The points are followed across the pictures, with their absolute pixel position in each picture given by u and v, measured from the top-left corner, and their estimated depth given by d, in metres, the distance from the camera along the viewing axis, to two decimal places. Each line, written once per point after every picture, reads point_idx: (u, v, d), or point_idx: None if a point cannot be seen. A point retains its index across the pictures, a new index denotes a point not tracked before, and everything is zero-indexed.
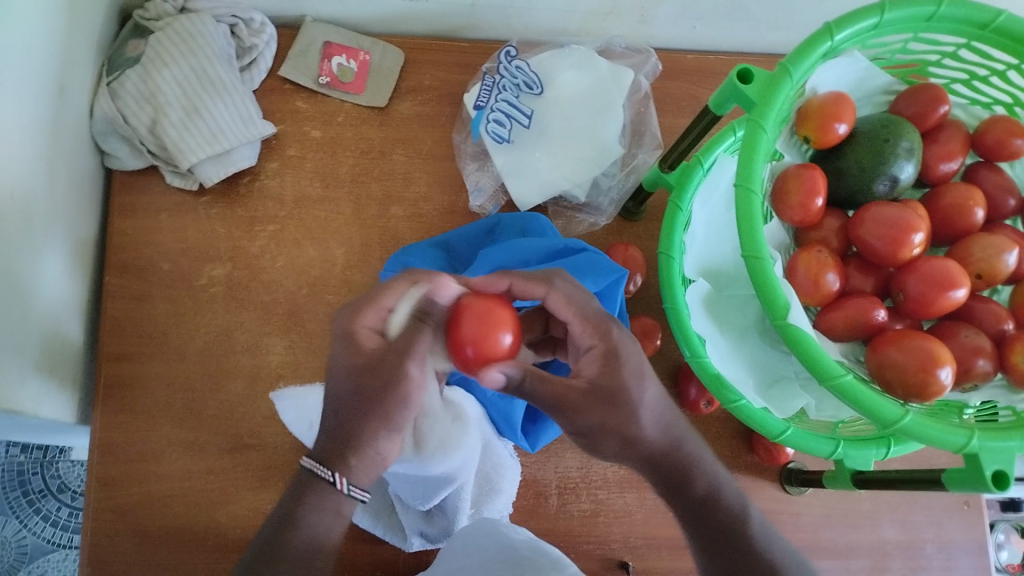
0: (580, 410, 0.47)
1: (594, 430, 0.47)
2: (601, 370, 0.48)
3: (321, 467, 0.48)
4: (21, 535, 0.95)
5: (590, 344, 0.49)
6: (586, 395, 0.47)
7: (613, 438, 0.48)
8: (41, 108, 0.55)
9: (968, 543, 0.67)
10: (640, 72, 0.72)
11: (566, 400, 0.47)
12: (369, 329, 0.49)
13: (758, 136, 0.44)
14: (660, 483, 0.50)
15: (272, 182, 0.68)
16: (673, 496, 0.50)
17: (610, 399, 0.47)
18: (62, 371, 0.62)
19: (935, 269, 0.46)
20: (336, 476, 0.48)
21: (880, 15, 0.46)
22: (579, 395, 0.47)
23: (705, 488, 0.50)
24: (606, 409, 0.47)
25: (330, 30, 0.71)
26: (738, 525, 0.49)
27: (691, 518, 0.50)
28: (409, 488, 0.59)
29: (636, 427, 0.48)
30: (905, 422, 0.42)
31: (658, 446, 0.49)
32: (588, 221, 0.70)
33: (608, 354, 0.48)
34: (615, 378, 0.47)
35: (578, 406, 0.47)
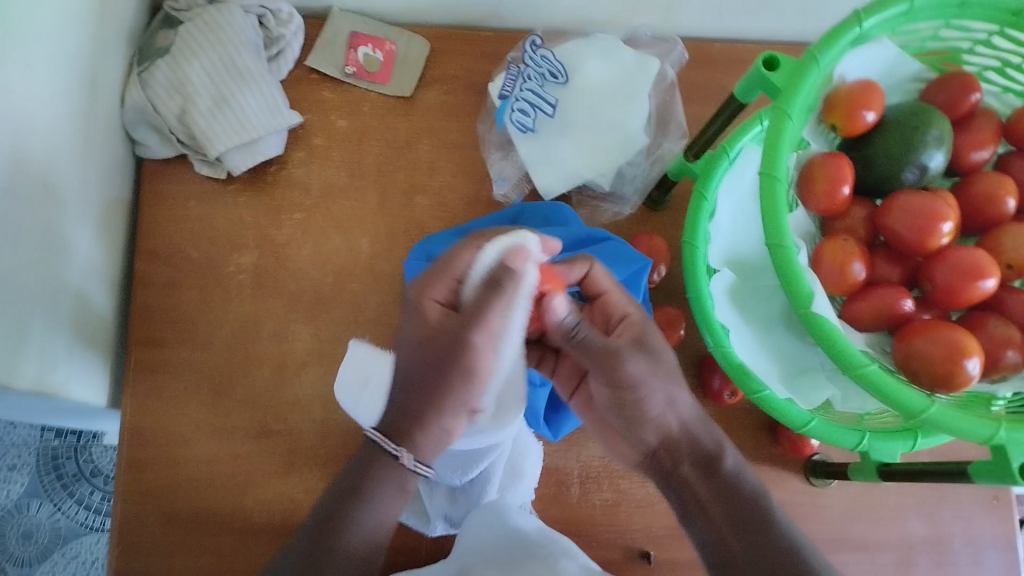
0: (633, 361, 0.49)
1: (641, 383, 0.49)
2: (640, 332, 0.50)
3: (386, 439, 0.48)
4: (55, 519, 0.97)
5: (623, 313, 0.52)
6: (636, 350, 0.49)
7: (658, 395, 0.49)
8: (74, 97, 0.56)
9: (996, 538, 0.66)
10: (666, 60, 0.71)
11: (616, 357, 0.48)
12: (435, 301, 0.49)
13: (784, 124, 0.44)
14: (689, 461, 0.50)
15: (298, 171, 0.69)
16: (702, 478, 0.49)
17: (653, 355, 0.49)
18: (93, 356, 0.63)
19: (965, 259, 0.46)
20: (401, 450, 0.48)
21: (911, 2, 0.45)
22: (630, 352, 0.49)
23: (733, 469, 0.49)
24: (651, 364, 0.49)
25: (357, 20, 0.72)
26: (766, 509, 0.48)
27: (721, 496, 0.48)
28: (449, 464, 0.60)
29: (679, 385, 0.50)
30: (932, 413, 0.41)
31: (693, 416, 0.50)
32: (613, 210, 0.70)
33: (639, 320, 0.51)
34: (650, 338, 0.50)
35: (632, 359, 0.49)
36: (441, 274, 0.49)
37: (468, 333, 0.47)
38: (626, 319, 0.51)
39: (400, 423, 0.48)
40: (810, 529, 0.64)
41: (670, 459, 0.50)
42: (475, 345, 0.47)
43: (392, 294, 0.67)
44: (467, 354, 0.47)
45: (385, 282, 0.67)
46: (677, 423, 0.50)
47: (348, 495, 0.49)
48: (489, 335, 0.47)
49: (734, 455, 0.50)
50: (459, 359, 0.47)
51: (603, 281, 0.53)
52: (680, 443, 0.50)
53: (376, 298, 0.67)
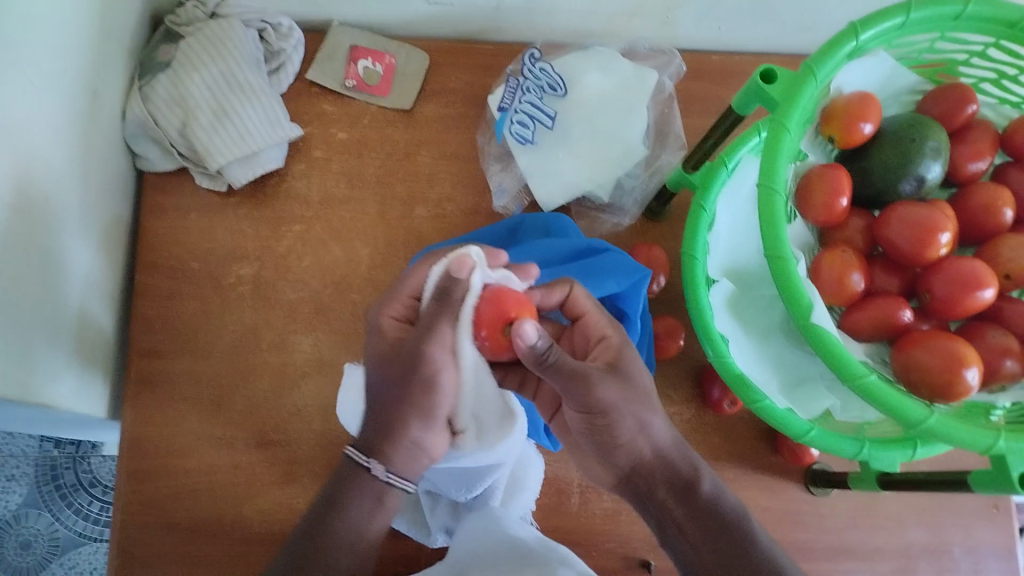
0: (603, 385, 0.47)
1: (613, 408, 0.47)
2: (616, 355, 0.49)
3: (359, 453, 0.48)
4: (53, 529, 0.97)
5: (601, 335, 0.51)
6: (608, 375, 0.48)
7: (629, 419, 0.48)
8: (74, 110, 0.57)
9: (996, 546, 0.66)
10: (664, 73, 0.72)
11: (587, 381, 0.47)
12: (394, 317, 0.50)
13: (782, 136, 0.44)
14: (666, 488, 0.49)
15: (298, 183, 0.69)
16: (679, 502, 0.49)
17: (626, 379, 0.48)
18: (93, 368, 0.63)
19: (963, 270, 0.46)
20: (371, 462, 0.48)
21: (907, 15, 0.46)
22: (602, 374, 0.47)
23: (710, 491, 0.49)
24: (624, 387, 0.48)
25: (357, 34, 0.72)
26: (742, 530, 0.48)
27: (698, 522, 0.48)
28: (449, 479, 0.59)
29: (650, 410, 0.49)
30: (931, 423, 0.42)
31: (668, 441, 0.50)
32: (612, 221, 0.70)
33: (617, 343, 0.50)
34: (625, 362, 0.49)
35: (602, 383, 0.47)
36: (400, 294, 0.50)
37: (425, 345, 0.47)
38: (604, 341, 0.51)
39: (376, 439, 0.49)
40: (810, 538, 0.64)
41: (649, 483, 0.50)
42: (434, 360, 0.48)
43: None
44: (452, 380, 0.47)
45: (384, 293, 0.67)
46: (649, 449, 0.49)
47: (327, 508, 0.48)
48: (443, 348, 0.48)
49: (710, 476, 0.50)
50: (412, 370, 0.48)
51: (583, 303, 0.52)
52: (656, 470, 0.49)
53: None
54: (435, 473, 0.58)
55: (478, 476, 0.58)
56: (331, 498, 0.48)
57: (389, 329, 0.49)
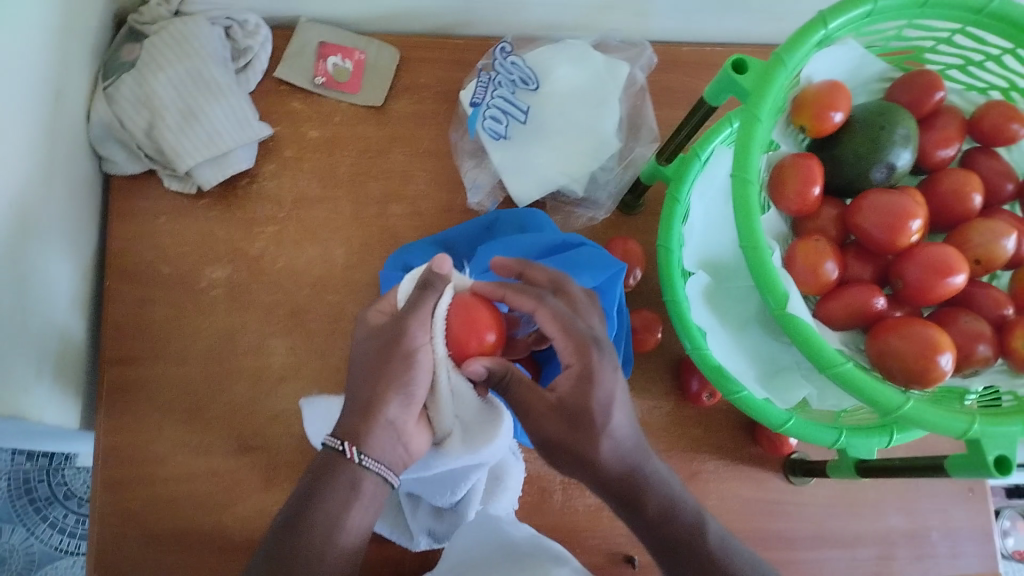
0: (546, 420, 0.47)
1: (554, 441, 0.47)
2: (573, 389, 0.47)
3: (335, 439, 0.48)
4: (28, 543, 0.96)
5: (567, 362, 0.48)
6: (553, 410, 0.47)
7: (569, 456, 0.47)
8: (39, 113, 0.56)
9: (973, 529, 0.67)
10: (635, 65, 0.72)
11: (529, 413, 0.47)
12: (383, 311, 0.50)
13: (753, 126, 0.44)
14: (615, 508, 0.48)
15: (270, 183, 0.68)
16: (630, 521, 0.48)
17: (574, 420, 0.46)
18: (64, 378, 0.62)
19: (934, 256, 0.46)
20: (345, 444, 0.47)
21: (874, 3, 0.46)
22: (544, 411, 0.47)
23: (659, 513, 0.48)
24: (571, 426, 0.46)
25: (325, 30, 0.71)
26: (697, 546, 0.48)
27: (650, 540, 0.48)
28: (432, 485, 0.58)
29: (592, 448, 0.46)
30: (906, 409, 0.42)
31: (621, 468, 0.47)
32: (587, 216, 0.70)
33: (578, 373, 0.47)
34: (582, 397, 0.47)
35: (544, 417, 0.47)
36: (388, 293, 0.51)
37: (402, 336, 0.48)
38: (569, 368, 0.48)
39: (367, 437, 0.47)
40: (790, 527, 0.65)
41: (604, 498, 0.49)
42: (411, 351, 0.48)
43: (368, 304, 0.66)
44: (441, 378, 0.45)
45: (360, 293, 0.67)
46: (589, 479, 0.48)
47: (306, 498, 0.46)
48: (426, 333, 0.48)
49: (661, 496, 0.48)
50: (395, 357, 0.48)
51: (550, 324, 0.48)
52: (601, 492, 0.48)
53: (352, 309, 0.66)
54: (410, 480, 0.58)
55: (458, 481, 0.57)
56: (307, 490, 0.47)
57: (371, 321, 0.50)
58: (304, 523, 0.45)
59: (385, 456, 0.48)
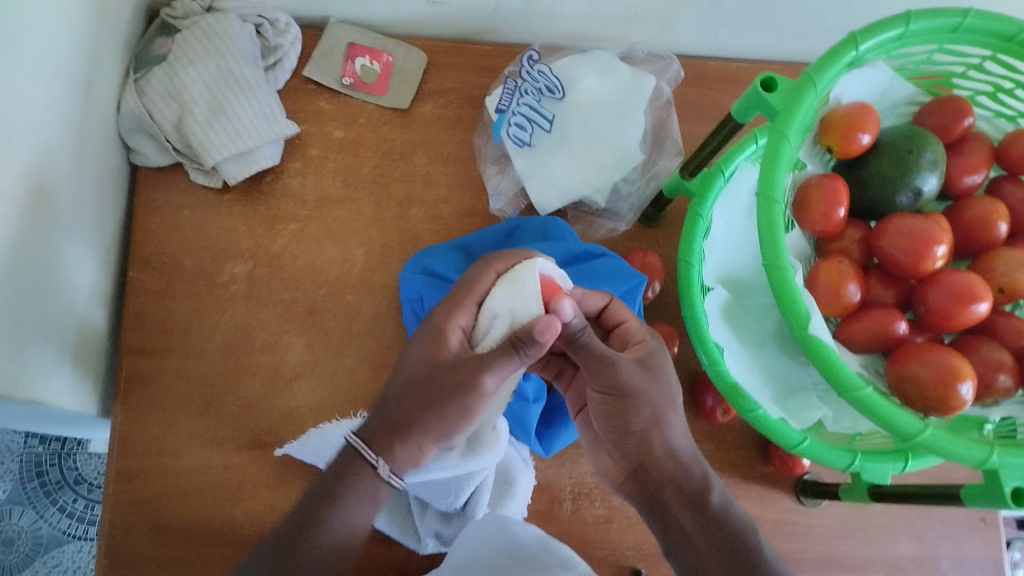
0: (628, 371, 0.48)
1: (636, 394, 0.48)
2: (645, 353, 0.50)
3: (361, 443, 0.48)
4: (37, 526, 0.96)
5: (640, 338, 0.51)
6: (636, 366, 0.48)
7: (648, 407, 0.48)
8: (69, 105, 0.56)
9: (983, 559, 0.66)
10: (662, 78, 0.72)
11: (610, 364, 0.47)
12: (459, 328, 0.47)
13: (781, 145, 0.44)
14: (674, 492, 0.48)
15: (294, 181, 0.69)
16: (688, 509, 0.48)
17: (653, 373, 0.49)
18: (83, 365, 0.62)
19: (958, 282, 0.46)
20: (379, 459, 0.48)
21: (906, 26, 0.46)
22: (628, 361, 0.48)
23: (720, 502, 0.48)
24: (649, 383, 0.48)
25: (354, 32, 0.72)
26: (750, 543, 0.47)
27: (705, 530, 0.47)
28: (437, 492, 0.59)
29: (670, 406, 0.49)
30: (925, 436, 0.41)
31: (683, 444, 0.49)
32: (608, 226, 0.70)
33: (652, 346, 0.50)
34: (655, 361, 0.50)
35: (628, 368, 0.48)
36: (463, 304, 0.47)
37: (478, 372, 0.45)
38: (641, 342, 0.50)
39: (384, 432, 0.48)
40: (799, 547, 0.64)
41: (659, 488, 0.49)
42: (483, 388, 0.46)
43: (386, 305, 0.67)
44: (470, 394, 0.46)
45: (378, 294, 0.67)
46: (661, 443, 0.49)
47: (322, 498, 0.48)
48: (498, 379, 0.46)
49: (720, 487, 0.49)
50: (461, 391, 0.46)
51: (623, 311, 0.52)
52: (666, 469, 0.49)
53: (370, 310, 0.66)
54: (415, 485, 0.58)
55: (463, 483, 0.59)
56: (327, 487, 0.48)
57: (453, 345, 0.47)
58: (320, 523, 0.47)
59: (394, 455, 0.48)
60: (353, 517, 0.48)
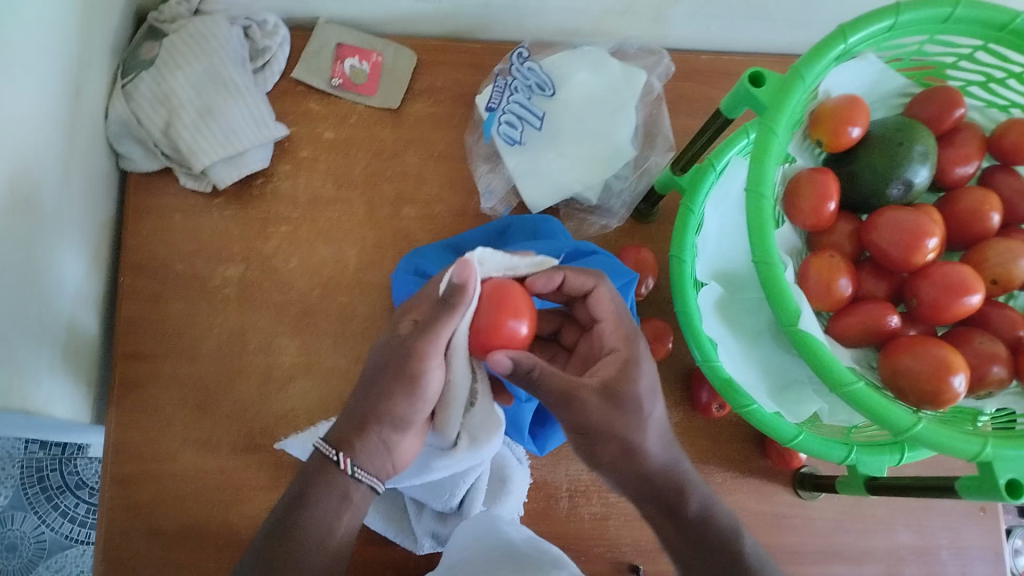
0: (592, 408, 0.46)
1: (599, 430, 0.46)
2: (615, 373, 0.48)
3: (327, 446, 0.47)
4: (39, 531, 0.96)
5: (614, 347, 0.50)
6: (600, 394, 0.47)
7: (613, 443, 0.47)
8: (56, 110, 0.56)
9: (983, 548, 0.66)
10: (652, 73, 0.72)
11: (575, 400, 0.46)
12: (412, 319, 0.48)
13: (769, 140, 0.44)
14: (654, 505, 0.49)
15: (285, 183, 0.68)
16: (667, 520, 0.49)
17: (619, 403, 0.47)
18: (77, 371, 0.62)
19: (950, 275, 0.46)
20: (340, 455, 0.47)
21: (896, 17, 0.45)
22: (591, 393, 0.46)
23: (700, 511, 0.49)
24: (614, 411, 0.46)
25: (343, 32, 0.71)
26: (733, 549, 0.49)
27: (687, 539, 0.49)
28: (431, 491, 0.59)
29: (640, 432, 0.47)
30: (918, 429, 0.41)
31: (660, 461, 0.48)
32: (600, 223, 0.70)
33: (625, 358, 0.49)
34: (626, 381, 0.47)
35: (592, 403, 0.46)
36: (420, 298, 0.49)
37: (419, 342, 0.46)
38: (614, 355, 0.49)
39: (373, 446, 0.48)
40: (797, 541, 0.64)
41: (640, 501, 0.49)
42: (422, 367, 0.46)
43: (379, 306, 0.66)
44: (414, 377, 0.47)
45: (371, 295, 0.67)
46: (634, 472, 0.48)
47: (294, 504, 0.46)
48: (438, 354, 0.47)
49: (701, 494, 0.49)
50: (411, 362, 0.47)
51: (603, 305, 0.52)
52: (643, 489, 0.49)
53: (363, 311, 0.66)
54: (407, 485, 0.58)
55: (459, 479, 0.58)
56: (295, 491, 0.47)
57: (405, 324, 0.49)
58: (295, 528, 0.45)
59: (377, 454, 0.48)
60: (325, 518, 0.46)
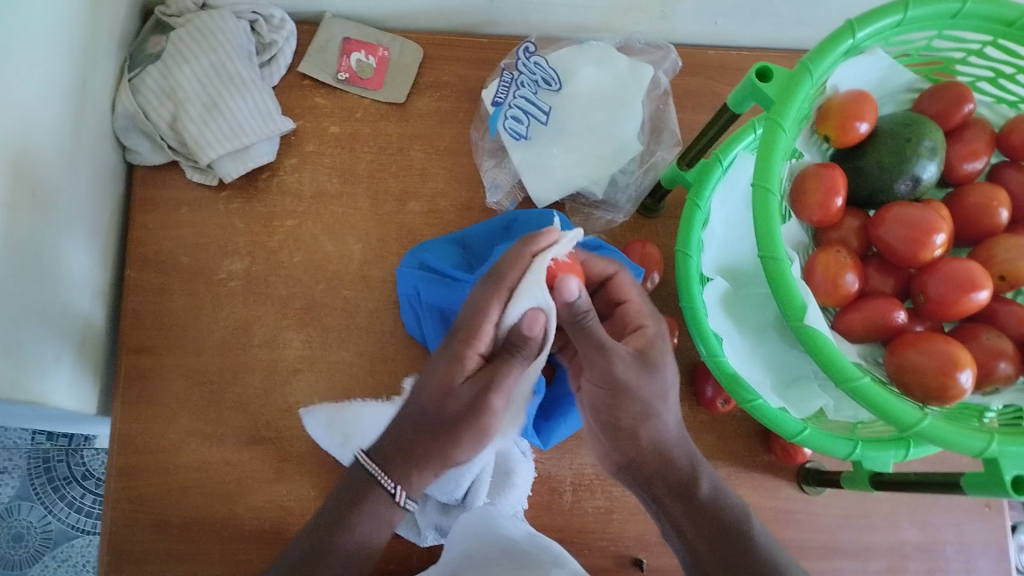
0: (623, 366, 0.48)
1: (624, 387, 0.48)
2: (643, 343, 0.50)
3: (377, 469, 0.49)
4: (45, 521, 0.97)
5: (639, 324, 0.52)
6: (633, 361, 0.49)
7: (637, 404, 0.49)
8: (63, 103, 0.56)
9: (987, 545, 0.66)
10: (660, 68, 0.72)
11: (607, 355, 0.48)
12: (476, 354, 0.49)
13: (776, 134, 0.44)
14: (663, 485, 0.50)
15: (291, 177, 0.68)
16: (677, 501, 0.50)
17: (647, 369, 0.49)
18: (82, 363, 0.63)
19: (957, 270, 0.46)
20: (397, 488, 0.49)
21: (904, 13, 0.45)
22: (624, 355, 0.48)
23: (709, 492, 0.50)
24: (643, 375, 0.49)
25: (350, 26, 0.71)
26: (743, 529, 0.49)
27: (697, 523, 0.49)
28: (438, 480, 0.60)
29: (661, 402, 0.49)
30: (924, 425, 0.41)
31: (672, 436, 0.50)
32: (606, 217, 0.70)
33: (652, 333, 0.51)
34: (654, 353, 0.50)
35: (624, 363, 0.48)
36: (478, 328, 0.49)
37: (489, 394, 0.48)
38: (641, 332, 0.51)
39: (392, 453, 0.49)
40: (801, 536, 0.64)
41: (647, 483, 0.51)
42: (492, 408, 0.49)
43: (384, 300, 0.66)
44: (480, 418, 0.49)
45: (376, 289, 0.67)
46: (649, 441, 0.50)
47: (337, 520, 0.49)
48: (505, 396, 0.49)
49: (709, 475, 0.51)
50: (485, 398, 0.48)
51: (627, 290, 0.53)
52: (653, 465, 0.50)
53: (368, 305, 0.66)
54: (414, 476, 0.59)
55: (465, 472, 0.59)
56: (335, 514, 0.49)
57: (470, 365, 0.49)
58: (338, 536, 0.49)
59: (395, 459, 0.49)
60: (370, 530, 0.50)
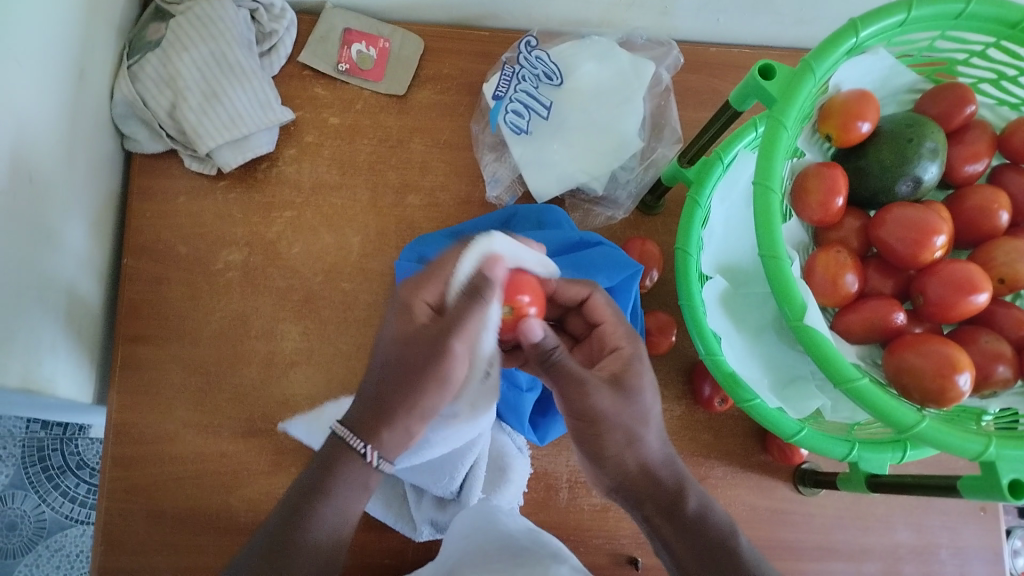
0: (599, 394, 0.47)
1: (606, 418, 0.47)
2: (621, 366, 0.49)
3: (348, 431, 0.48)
4: (39, 511, 0.97)
5: (615, 346, 0.50)
6: (606, 385, 0.47)
7: (619, 432, 0.47)
8: (62, 90, 0.56)
9: (982, 548, 0.66)
10: (661, 64, 0.71)
11: (582, 387, 0.47)
12: (425, 303, 0.47)
13: (778, 133, 0.44)
14: (651, 505, 0.49)
15: (290, 168, 0.68)
16: (665, 519, 0.48)
17: (627, 394, 0.47)
18: (78, 352, 0.62)
19: (958, 273, 0.46)
20: (367, 448, 0.47)
21: (907, 13, 0.45)
22: (600, 384, 0.47)
23: (697, 508, 0.48)
24: (620, 402, 0.47)
25: (350, 17, 0.71)
26: (732, 547, 0.47)
27: (686, 540, 0.47)
28: (432, 475, 0.59)
29: (645, 423, 0.48)
30: (921, 428, 0.41)
31: (658, 457, 0.49)
32: (606, 214, 0.69)
33: (628, 355, 0.49)
34: (631, 375, 0.48)
35: (599, 393, 0.47)
36: (431, 278, 0.47)
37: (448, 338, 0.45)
38: (617, 352, 0.50)
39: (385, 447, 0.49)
40: (796, 537, 0.64)
41: (636, 502, 0.49)
42: (455, 354, 0.45)
43: (383, 293, 0.66)
44: (442, 363, 0.45)
45: (374, 282, 0.67)
46: (636, 464, 0.48)
47: (311, 492, 0.48)
48: (467, 341, 0.45)
49: (697, 492, 0.49)
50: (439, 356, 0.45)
51: (603, 311, 0.52)
52: (642, 485, 0.49)
53: (366, 298, 0.66)
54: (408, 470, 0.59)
55: (458, 462, 0.59)
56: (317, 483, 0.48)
57: (420, 317, 0.46)
58: (304, 523, 0.47)
59: (393, 444, 0.48)
60: (340, 506, 0.48)
